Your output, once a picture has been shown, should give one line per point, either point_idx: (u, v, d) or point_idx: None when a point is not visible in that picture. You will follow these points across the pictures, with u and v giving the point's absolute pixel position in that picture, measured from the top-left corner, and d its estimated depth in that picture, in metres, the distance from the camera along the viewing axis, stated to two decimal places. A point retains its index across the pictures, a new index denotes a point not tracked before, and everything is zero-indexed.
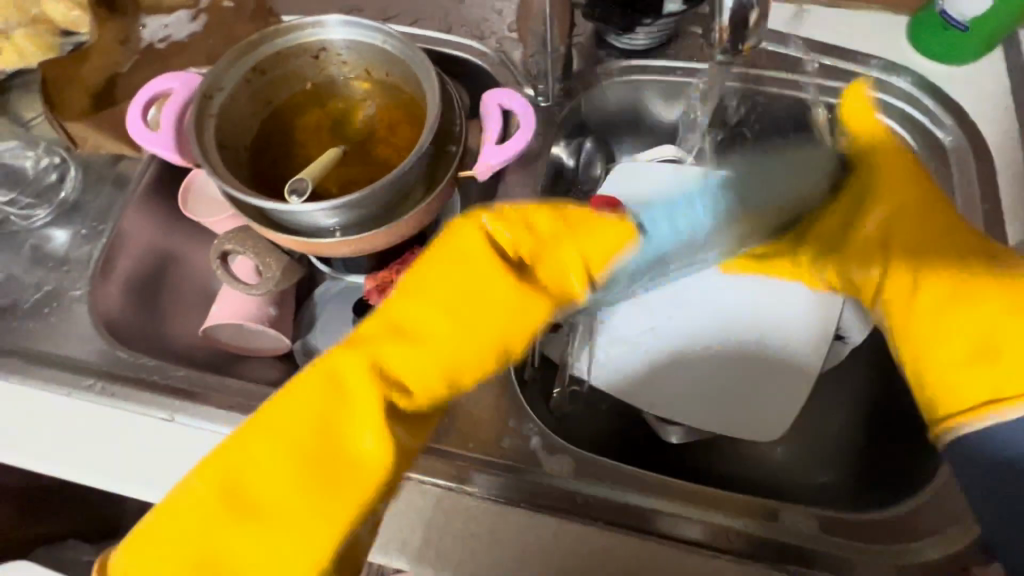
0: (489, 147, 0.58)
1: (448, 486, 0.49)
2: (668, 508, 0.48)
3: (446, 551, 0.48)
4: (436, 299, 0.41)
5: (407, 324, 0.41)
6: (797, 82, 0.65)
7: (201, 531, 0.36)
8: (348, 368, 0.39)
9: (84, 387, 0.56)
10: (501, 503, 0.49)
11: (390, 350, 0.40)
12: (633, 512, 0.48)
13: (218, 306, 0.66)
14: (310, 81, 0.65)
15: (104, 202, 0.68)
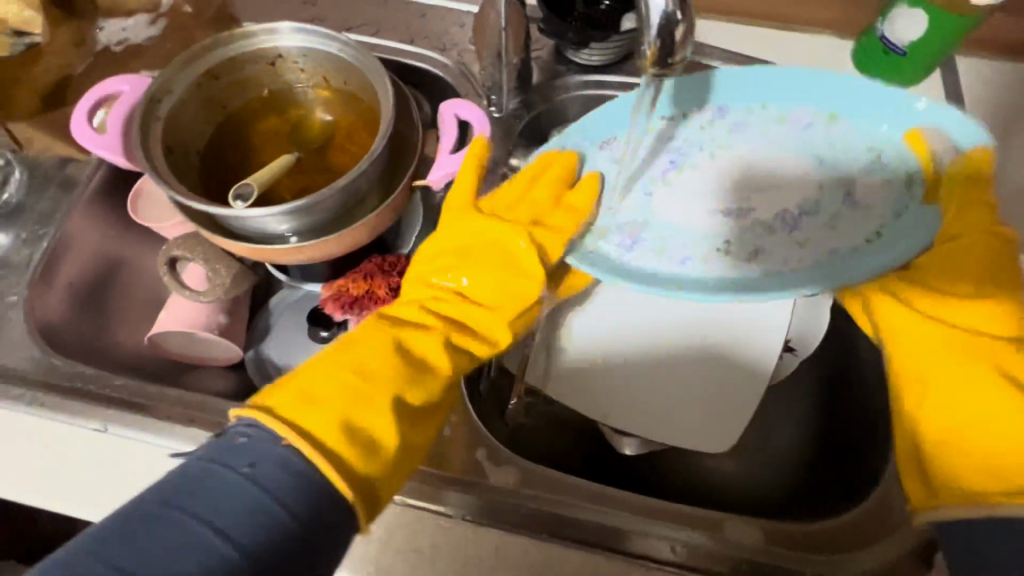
0: (443, 156, 0.58)
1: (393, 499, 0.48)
2: (635, 526, 0.48)
3: (387, 566, 0.46)
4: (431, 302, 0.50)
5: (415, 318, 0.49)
6: None
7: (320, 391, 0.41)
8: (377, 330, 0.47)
9: (12, 398, 0.54)
10: (445, 516, 0.48)
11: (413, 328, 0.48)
12: (606, 531, 0.47)
13: (166, 314, 0.64)
14: (266, 87, 0.64)
15: (48, 205, 0.66)
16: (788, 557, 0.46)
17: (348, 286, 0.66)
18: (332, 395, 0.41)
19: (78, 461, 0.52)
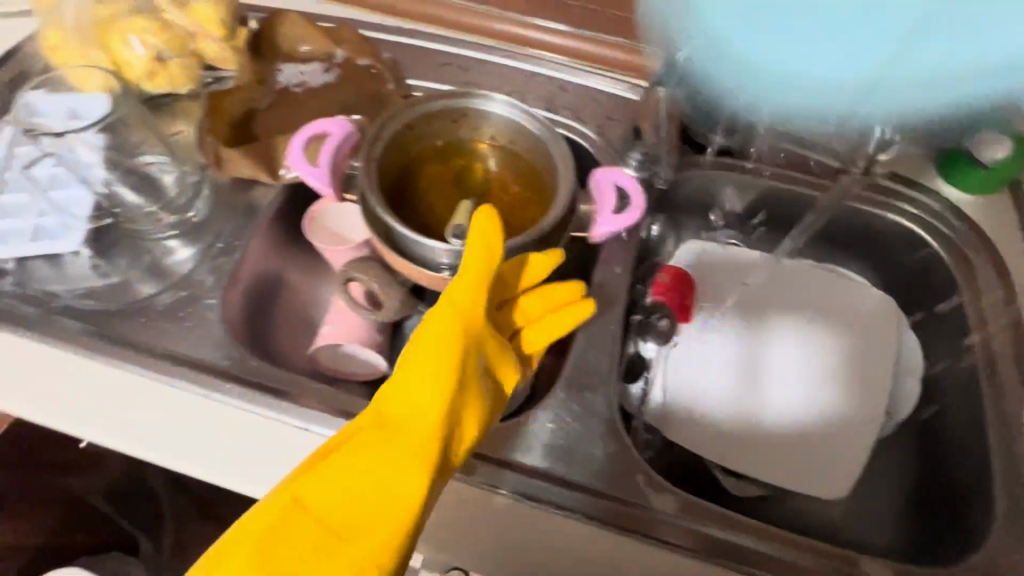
0: (607, 215, 0.67)
1: (556, 509, 0.55)
2: (658, 515, 0.55)
3: None
4: (352, 453, 0.50)
5: (337, 459, 0.50)
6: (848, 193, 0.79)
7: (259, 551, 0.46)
8: (307, 491, 0.48)
9: (222, 391, 0.60)
10: (623, 532, 0.54)
11: (340, 477, 0.49)
12: (639, 518, 0.54)
13: (331, 327, 0.71)
14: (444, 140, 0.74)
15: (233, 220, 0.73)
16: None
17: None
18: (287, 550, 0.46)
19: (277, 452, 0.58)
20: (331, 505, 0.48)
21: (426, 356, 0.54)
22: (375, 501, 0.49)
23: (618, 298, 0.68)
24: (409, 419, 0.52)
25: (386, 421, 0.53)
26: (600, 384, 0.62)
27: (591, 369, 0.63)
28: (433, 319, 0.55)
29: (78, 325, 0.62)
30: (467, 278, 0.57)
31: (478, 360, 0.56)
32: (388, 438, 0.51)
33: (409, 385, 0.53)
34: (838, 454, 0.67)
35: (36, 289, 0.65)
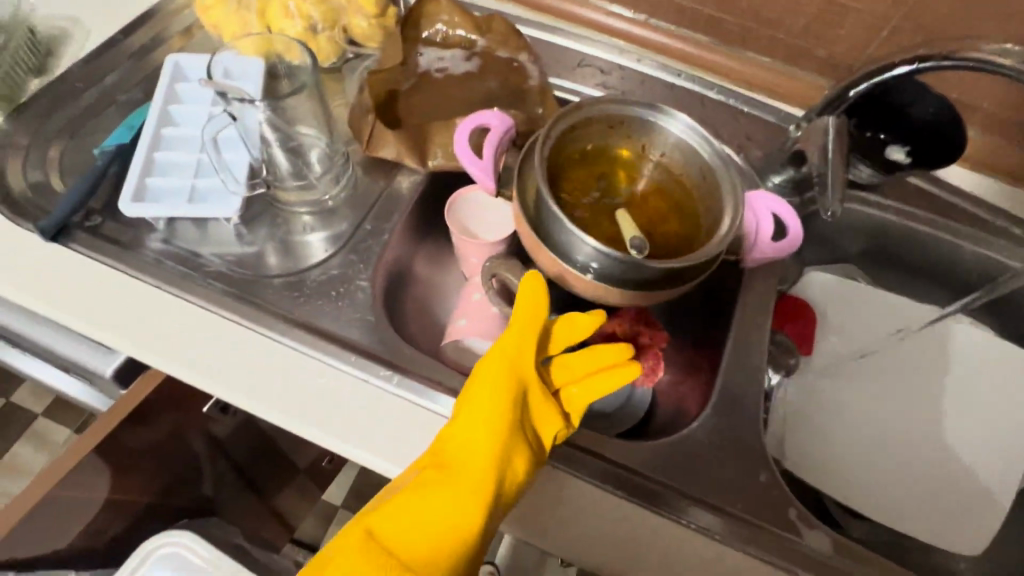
0: (763, 242, 0.66)
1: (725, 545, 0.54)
2: (845, 568, 0.53)
3: None
4: (415, 488, 0.51)
5: (400, 495, 0.50)
6: (986, 243, 0.78)
7: None
8: (375, 524, 0.49)
9: (378, 375, 0.59)
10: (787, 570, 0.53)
11: (403, 511, 0.50)
12: (825, 567, 0.53)
13: (466, 321, 0.70)
14: (593, 143, 0.72)
15: (376, 202, 0.72)
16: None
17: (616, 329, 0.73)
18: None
19: (423, 440, 0.58)
20: (397, 540, 0.49)
21: (474, 404, 0.54)
22: (429, 543, 0.49)
23: (761, 328, 0.67)
24: (457, 464, 0.52)
25: (438, 466, 0.52)
26: (746, 415, 0.61)
27: (741, 396, 0.62)
28: (482, 369, 0.56)
29: (232, 292, 0.62)
30: (521, 333, 0.58)
31: (524, 410, 0.55)
32: (441, 481, 0.51)
33: (463, 418, 0.54)
34: (971, 505, 0.71)
35: (185, 249, 0.65)
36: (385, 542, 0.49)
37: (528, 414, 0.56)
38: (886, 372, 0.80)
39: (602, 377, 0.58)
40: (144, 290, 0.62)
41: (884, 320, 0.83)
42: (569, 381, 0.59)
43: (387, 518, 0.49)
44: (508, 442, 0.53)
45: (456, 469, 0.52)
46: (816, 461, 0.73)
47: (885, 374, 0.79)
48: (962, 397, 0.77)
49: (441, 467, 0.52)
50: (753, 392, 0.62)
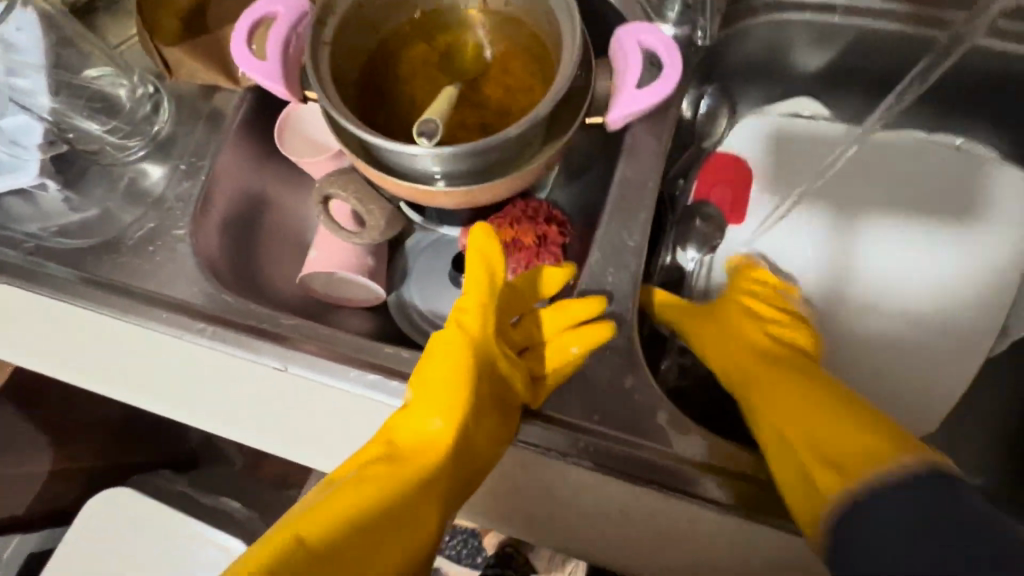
0: (628, 94, 0.52)
1: (592, 469, 0.46)
2: (712, 477, 0.45)
3: None
4: (361, 481, 0.40)
5: (343, 490, 0.39)
6: (971, 26, 0.59)
7: None
8: (307, 526, 0.37)
9: (194, 330, 0.54)
10: (648, 486, 0.45)
11: (346, 511, 0.38)
12: (683, 477, 0.45)
13: (316, 253, 0.63)
14: (420, 9, 0.59)
15: (198, 137, 0.64)
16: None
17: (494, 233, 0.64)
18: None
19: (250, 397, 0.53)
20: (339, 546, 0.36)
21: (434, 380, 0.45)
22: (376, 550, 0.37)
23: (645, 199, 0.55)
24: (409, 455, 0.43)
25: (388, 457, 0.42)
26: (618, 306, 0.51)
27: (611, 293, 0.52)
28: (441, 340, 0.47)
29: (50, 266, 0.58)
30: (482, 293, 0.49)
31: (489, 390, 0.47)
32: (391, 476, 0.41)
33: (423, 393, 0.44)
34: (942, 363, 0.59)
35: (13, 229, 0.61)
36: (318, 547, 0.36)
37: (492, 389, 0.47)
38: (839, 229, 0.64)
39: (565, 340, 0.49)
40: None
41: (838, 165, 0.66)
42: (535, 355, 0.50)
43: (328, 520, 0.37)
44: (471, 420, 0.44)
45: (411, 457, 0.43)
46: None
47: (839, 227, 0.64)
48: (933, 246, 0.62)
49: (392, 457, 0.43)
50: (627, 287, 0.52)
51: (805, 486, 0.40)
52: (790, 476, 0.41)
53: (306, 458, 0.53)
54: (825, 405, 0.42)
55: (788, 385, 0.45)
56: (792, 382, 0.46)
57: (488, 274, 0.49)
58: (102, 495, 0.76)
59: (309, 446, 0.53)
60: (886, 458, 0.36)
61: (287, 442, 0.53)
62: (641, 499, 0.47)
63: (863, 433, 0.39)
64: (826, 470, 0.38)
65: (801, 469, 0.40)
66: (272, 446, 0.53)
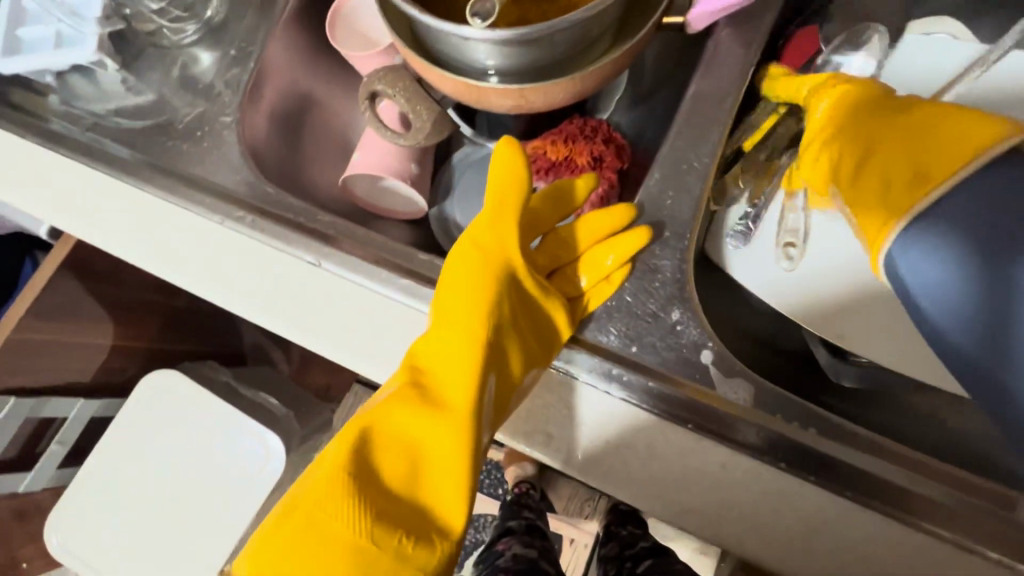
0: None
1: (625, 399, 0.45)
2: (748, 417, 0.42)
3: (595, 456, 0.46)
4: (390, 405, 0.39)
5: (377, 414, 0.39)
6: None
7: (303, 526, 0.34)
8: (345, 451, 0.37)
9: (234, 218, 0.54)
10: (677, 421, 0.44)
11: (380, 434, 0.38)
12: (717, 417, 0.43)
13: (360, 155, 0.60)
14: None
15: (251, 24, 0.62)
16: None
17: (547, 149, 0.60)
18: (324, 522, 0.34)
19: (282, 291, 0.53)
20: (382, 464, 0.38)
21: (456, 300, 0.42)
22: (415, 466, 0.38)
23: (719, 115, 0.48)
24: (437, 375, 0.41)
25: (417, 380, 0.41)
26: (673, 232, 0.46)
27: (669, 217, 0.47)
28: (456, 259, 0.44)
29: (104, 144, 0.59)
30: (506, 211, 0.46)
31: (518, 304, 0.44)
32: (423, 401, 0.39)
33: (443, 313, 0.42)
34: None
35: (79, 108, 0.62)
36: (361, 470, 0.37)
37: (521, 304, 0.44)
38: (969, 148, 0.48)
39: (599, 253, 0.46)
40: (28, 150, 0.60)
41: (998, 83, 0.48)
42: (570, 268, 0.47)
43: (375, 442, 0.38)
44: (498, 332, 0.42)
45: (437, 373, 0.41)
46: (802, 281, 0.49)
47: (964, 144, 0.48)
48: None
49: (419, 378, 0.41)
50: (687, 211, 0.47)
51: (879, 205, 0.39)
52: (867, 203, 0.40)
53: (332, 352, 0.53)
54: (917, 127, 0.39)
55: (879, 127, 0.42)
56: (884, 123, 0.42)
57: (513, 193, 0.46)
58: (153, 376, 0.81)
59: (334, 342, 0.52)
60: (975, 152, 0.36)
61: (314, 337, 0.53)
62: (668, 437, 0.44)
63: (948, 134, 0.38)
64: (910, 183, 0.38)
65: (884, 187, 0.39)
66: (300, 339, 0.53)
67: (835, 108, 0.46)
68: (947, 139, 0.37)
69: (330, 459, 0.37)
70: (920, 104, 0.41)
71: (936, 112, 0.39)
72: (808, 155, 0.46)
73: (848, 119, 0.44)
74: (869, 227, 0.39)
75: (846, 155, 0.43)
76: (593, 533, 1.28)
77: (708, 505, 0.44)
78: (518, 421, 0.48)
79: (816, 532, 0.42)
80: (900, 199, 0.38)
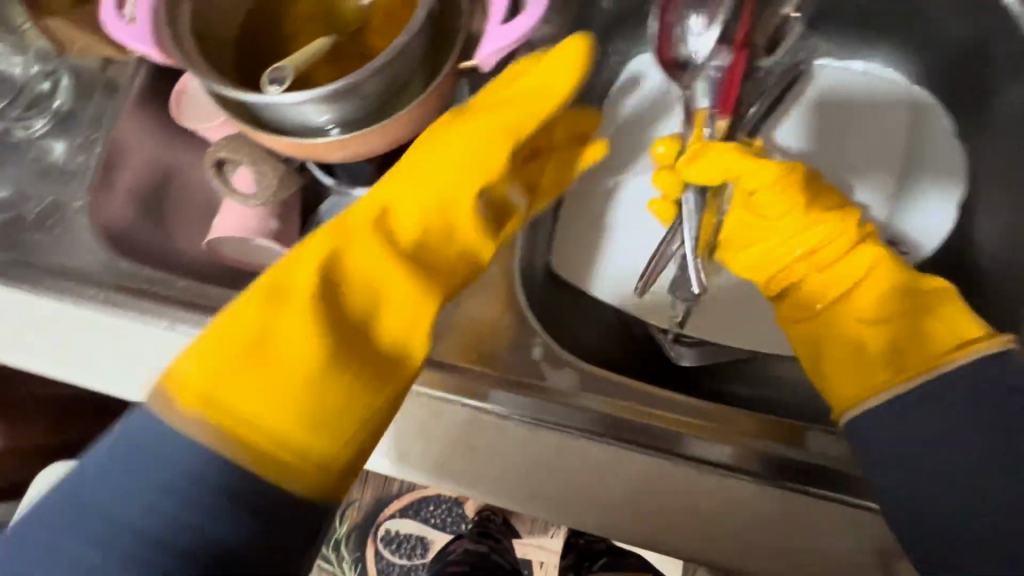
0: (494, 29, 0.52)
1: (561, 432, 0.47)
2: (684, 429, 0.46)
3: (458, 466, 0.50)
4: (263, 320, 0.43)
5: (236, 321, 0.43)
6: None
7: (158, 413, 0.39)
8: (207, 360, 0.41)
9: (88, 297, 0.55)
10: (597, 440, 0.47)
11: (237, 347, 0.42)
12: (657, 435, 0.46)
13: (219, 220, 0.63)
14: None
15: (97, 110, 0.65)
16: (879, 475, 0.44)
17: None
18: (175, 423, 0.39)
19: (143, 360, 0.55)
20: (234, 377, 0.41)
21: (368, 254, 0.47)
22: (271, 403, 0.41)
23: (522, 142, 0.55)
24: (300, 286, 0.45)
25: (283, 296, 0.44)
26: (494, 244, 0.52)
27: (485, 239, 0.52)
28: (452, 137, 0.49)
29: None
30: (415, 171, 0.49)
31: (411, 253, 0.48)
32: (283, 317, 0.43)
33: (320, 249, 0.46)
34: None
35: None
36: (209, 391, 0.40)
37: (403, 243, 0.48)
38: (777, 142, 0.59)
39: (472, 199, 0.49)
40: None
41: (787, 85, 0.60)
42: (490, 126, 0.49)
43: (257, 387, 0.41)
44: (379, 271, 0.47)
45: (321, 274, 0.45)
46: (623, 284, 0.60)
47: None
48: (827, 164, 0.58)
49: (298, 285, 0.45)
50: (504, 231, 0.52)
51: (886, 363, 0.45)
52: (839, 362, 0.47)
53: None
54: (913, 306, 0.47)
55: (875, 283, 0.48)
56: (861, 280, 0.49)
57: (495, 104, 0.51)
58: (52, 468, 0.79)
59: None
60: (976, 344, 0.43)
61: None
62: (535, 440, 0.48)
63: (947, 325, 0.45)
64: (891, 357, 0.45)
65: (858, 347, 0.47)
66: None
67: (822, 225, 0.48)
68: (942, 325, 0.45)
69: (210, 409, 0.40)
70: (902, 266, 0.49)
71: (909, 282, 0.48)
72: (790, 273, 0.51)
73: (828, 253, 0.49)
74: (842, 393, 0.46)
75: (820, 297, 0.50)
76: (558, 550, 1.29)
77: (557, 488, 0.48)
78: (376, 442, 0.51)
79: (640, 493, 0.47)
80: (873, 374, 0.45)
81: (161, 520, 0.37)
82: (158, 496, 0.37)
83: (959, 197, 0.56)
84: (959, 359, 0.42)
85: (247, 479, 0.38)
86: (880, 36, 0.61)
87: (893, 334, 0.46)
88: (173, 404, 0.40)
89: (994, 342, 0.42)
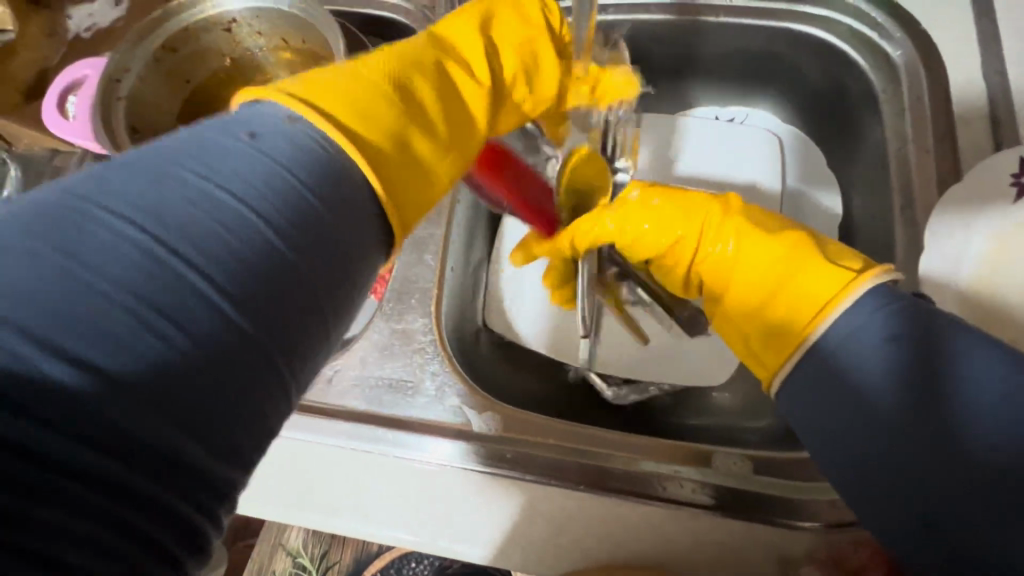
0: None
1: (537, 480, 0.49)
2: (655, 471, 0.48)
3: (422, 523, 0.49)
4: (232, 155, 0.30)
5: (235, 153, 0.31)
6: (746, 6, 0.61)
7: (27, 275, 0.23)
8: (116, 192, 0.27)
9: None
10: (574, 487, 0.48)
11: (203, 164, 0.30)
12: (628, 477, 0.48)
13: None
14: (228, 56, 0.64)
15: None
16: (801, 487, 0.47)
17: None
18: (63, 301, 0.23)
19: None
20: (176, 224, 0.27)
21: (382, 113, 0.38)
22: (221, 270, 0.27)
23: (442, 207, 0.60)
24: (394, 134, 0.37)
25: (359, 134, 0.36)
26: (419, 298, 0.56)
27: (409, 295, 0.57)
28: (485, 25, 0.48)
29: None
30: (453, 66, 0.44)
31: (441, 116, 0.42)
32: (373, 143, 0.36)
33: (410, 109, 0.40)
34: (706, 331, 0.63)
35: None
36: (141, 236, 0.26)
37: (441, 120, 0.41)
38: (685, 176, 0.65)
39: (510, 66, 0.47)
40: None
41: (654, 150, 0.67)
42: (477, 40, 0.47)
43: (223, 150, 0.31)
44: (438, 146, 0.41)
45: (399, 112, 0.39)
46: (548, 328, 0.63)
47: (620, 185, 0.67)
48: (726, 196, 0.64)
49: (356, 121, 0.36)
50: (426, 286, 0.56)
51: (769, 340, 0.44)
52: (756, 345, 0.46)
53: None
54: (795, 262, 0.44)
55: (771, 252, 0.46)
56: (760, 245, 0.46)
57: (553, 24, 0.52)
58: None
59: None
60: (850, 287, 0.41)
61: None
62: (514, 491, 0.49)
63: (832, 276, 0.42)
64: (775, 337, 0.44)
65: (764, 331, 0.44)
66: None
67: (691, 208, 0.51)
68: (818, 281, 0.42)
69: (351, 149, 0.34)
70: (775, 234, 0.46)
71: (790, 245, 0.45)
72: (681, 260, 0.51)
73: (711, 230, 0.49)
74: (767, 364, 0.45)
75: (716, 284, 0.49)
76: None
77: (524, 542, 0.48)
78: (320, 499, 0.51)
79: (564, 526, 0.48)
80: (774, 354, 0.44)
81: (202, 278, 0.26)
82: (223, 239, 0.27)
83: (840, 226, 0.62)
84: (828, 318, 0.41)
85: (312, 195, 0.31)
86: (762, 89, 0.68)
87: (769, 303, 0.44)
88: (266, 101, 0.34)
89: (872, 277, 0.41)
